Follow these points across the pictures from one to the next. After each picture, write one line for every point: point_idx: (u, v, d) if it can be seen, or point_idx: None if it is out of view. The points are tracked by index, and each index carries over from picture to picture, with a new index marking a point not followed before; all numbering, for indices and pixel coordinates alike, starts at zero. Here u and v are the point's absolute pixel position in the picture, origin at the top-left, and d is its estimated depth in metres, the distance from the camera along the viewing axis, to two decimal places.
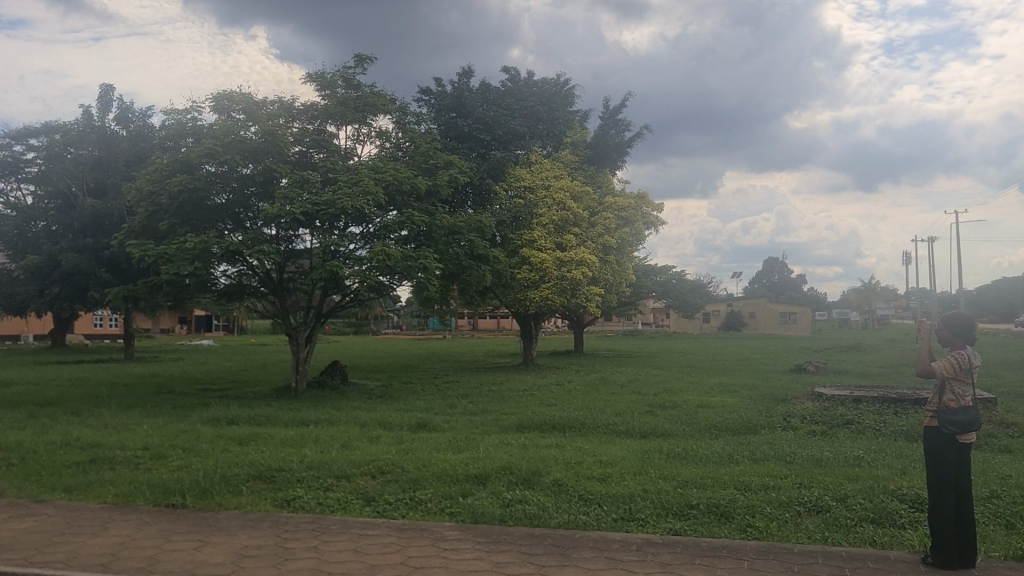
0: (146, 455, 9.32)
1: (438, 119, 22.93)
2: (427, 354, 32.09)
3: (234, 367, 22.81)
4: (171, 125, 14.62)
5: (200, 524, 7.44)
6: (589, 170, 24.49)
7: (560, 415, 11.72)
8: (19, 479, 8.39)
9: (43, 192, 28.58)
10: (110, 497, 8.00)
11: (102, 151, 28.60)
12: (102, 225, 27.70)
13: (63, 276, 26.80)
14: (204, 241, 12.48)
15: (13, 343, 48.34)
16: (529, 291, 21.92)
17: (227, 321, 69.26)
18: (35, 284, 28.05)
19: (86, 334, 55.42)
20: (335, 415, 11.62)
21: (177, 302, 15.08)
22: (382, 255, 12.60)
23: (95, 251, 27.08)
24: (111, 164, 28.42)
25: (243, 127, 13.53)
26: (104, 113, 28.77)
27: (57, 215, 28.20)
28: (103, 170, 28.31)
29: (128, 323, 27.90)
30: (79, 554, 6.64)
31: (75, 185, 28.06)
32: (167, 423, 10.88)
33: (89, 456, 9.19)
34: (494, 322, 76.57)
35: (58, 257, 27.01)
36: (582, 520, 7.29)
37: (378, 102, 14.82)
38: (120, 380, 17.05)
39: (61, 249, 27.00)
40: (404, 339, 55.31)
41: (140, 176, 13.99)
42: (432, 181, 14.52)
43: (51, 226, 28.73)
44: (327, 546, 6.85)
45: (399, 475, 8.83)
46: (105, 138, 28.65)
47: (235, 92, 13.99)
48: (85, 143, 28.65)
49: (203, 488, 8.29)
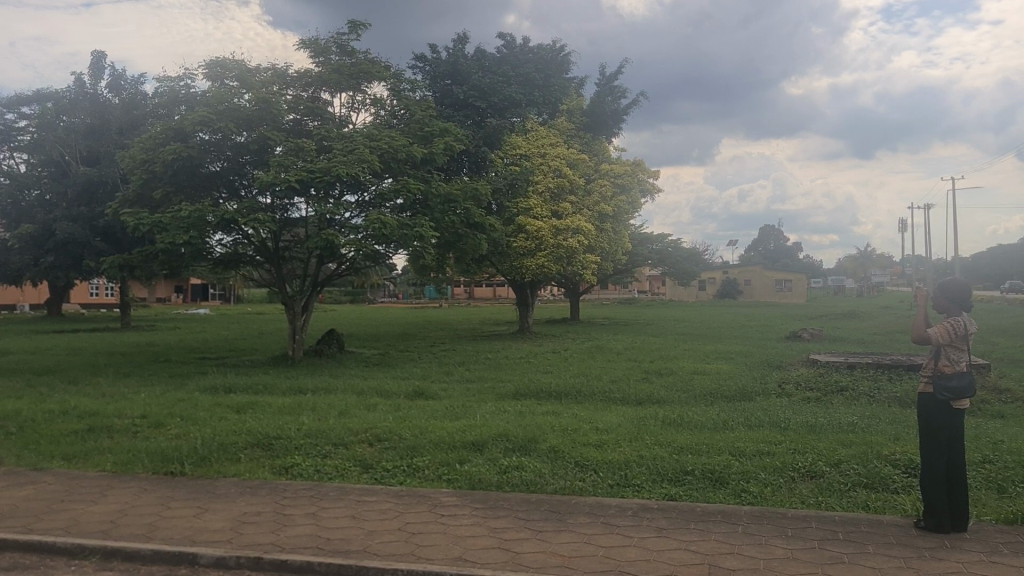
0: (144, 423, 9.36)
1: (432, 86, 22.70)
2: (424, 323, 32.19)
3: (231, 336, 22.85)
4: (164, 93, 14.49)
5: (200, 491, 7.50)
6: (586, 137, 24.36)
7: (556, 382, 11.78)
8: (18, 447, 8.42)
9: (37, 160, 28.39)
10: (109, 465, 8.05)
11: (95, 119, 28.34)
12: (95, 193, 27.64)
13: (58, 245, 26.83)
14: (199, 210, 12.42)
15: (9, 312, 48.37)
16: (525, 259, 21.87)
17: (224, 291, 69.33)
18: (30, 253, 28.04)
19: (82, 304, 55.42)
20: (332, 383, 11.66)
21: (173, 271, 15.06)
22: (378, 224, 12.56)
23: (89, 220, 27.11)
24: (104, 133, 28.25)
25: (237, 94, 13.41)
26: (95, 80, 28.45)
27: (50, 184, 27.97)
28: (96, 138, 28.13)
29: (125, 293, 27.95)
30: (80, 521, 6.70)
31: (68, 153, 27.87)
32: (164, 391, 10.92)
33: (87, 424, 9.23)
34: (491, 290, 76.70)
35: (53, 225, 26.98)
36: (578, 486, 7.36)
37: (373, 69, 14.68)
38: (117, 349, 17.07)
39: (55, 218, 27.00)
40: (400, 307, 55.29)
41: (133, 144, 13.89)
42: (428, 149, 14.45)
43: (45, 194, 28.50)
44: (326, 512, 6.91)
45: (397, 442, 8.88)
46: (98, 106, 28.35)
47: (227, 58, 13.86)
48: (77, 111, 28.39)
49: (201, 456, 8.34)
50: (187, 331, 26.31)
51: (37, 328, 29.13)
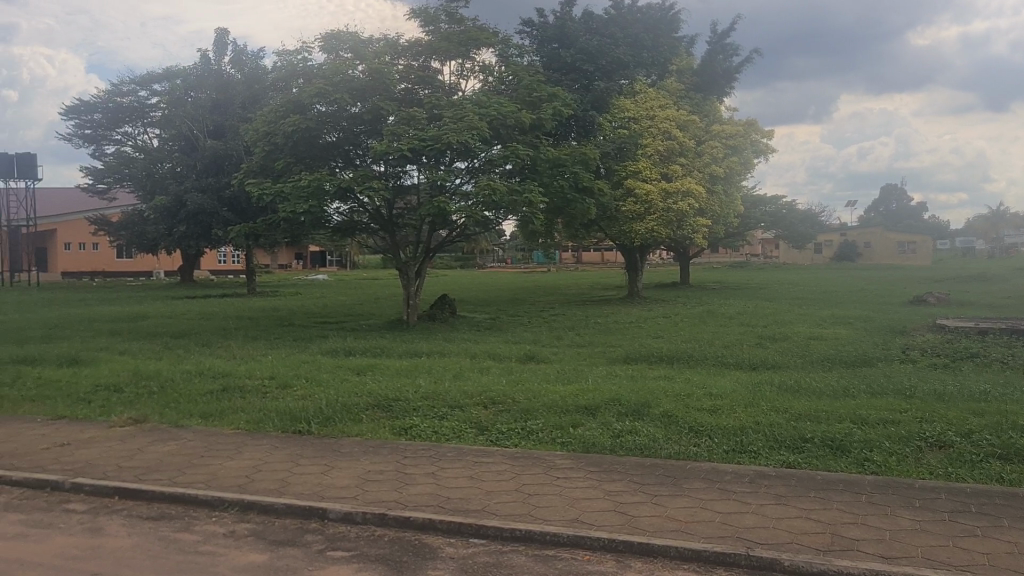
0: (272, 384, 9.87)
1: (539, 51, 22.33)
2: (533, 288, 32.54)
3: (348, 301, 23.72)
4: (282, 67, 14.98)
5: (326, 449, 7.88)
6: (696, 98, 23.83)
7: (667, 347, 11.74)
8: (161, 405, 9.03)
9: (169, 135, 29.93)
10: (242, 424, 8.54)
11: (219, 95, 29.56)
12: (222, 165, 28.53)
13: (189, 215, 28.29)
14: (317, 180, 12.85)
15: (146, 279, 51.76)
16: (635, 224, 21.64)
17: (341, 257, 72.04)
18: (165, 223, 29.59)
19: (212, 271, 58.63)
20: (446, 347, 11.96)
21: (294, 240, 15.67)
22: (488, 190, 12.70)
23: (217, 190, 28.29)
24: (228, 107, 29.39)
25: (350, 66, 13.74)
26: (219, 57, 29.67)
27: (180, 157, 29.29)
28: (221, 113, 29.34)
29: (251, 261, 29.22)
30: (219, 475, 7.16)
31: (196, 128, 29.22)
32: (289, 354, 11.46)
33: (221, 385, 9.80)
34: (598, 255, 76.55)
35: (184, 197, 28.47)
36: (693, 452, 7.35)
37: (482, 36, 14.73)
38: (244, 313, 18.00)
39: (186, 189, 28.47)
40: (508, 272, 55.89)
41: (255, 117, 14.48)
42: (536, 114, 14.43)
43: (176, 167, 29.73)
44: (445, 472, 7.15)
45: (511, 406, 9.06)
46: (222, 81, 29.57)
47: (342, 31, 14.21)
48: (204, 87, 29.88)
49: (326, 417, 8.73)
50: (307, 296, 27.48)
51: (172, 294, 31.09)
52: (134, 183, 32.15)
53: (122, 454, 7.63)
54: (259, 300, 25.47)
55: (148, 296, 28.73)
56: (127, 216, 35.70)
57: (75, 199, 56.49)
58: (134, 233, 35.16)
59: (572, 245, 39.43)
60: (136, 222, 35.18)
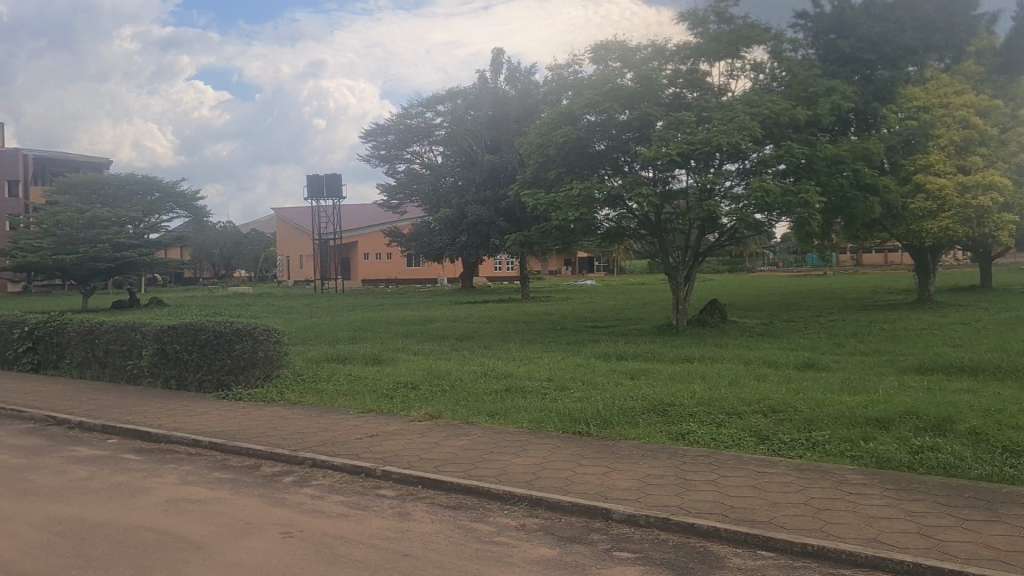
0: (551, 386, 10.27)
1: (817, 44, 21.63)
2: (811, 292, 31.09)
3: (616, 305, 24.16)
4: (554, 80, 15.50)
5: (606, 451, 8.07)
6: (1000, 80, 21.62)
7: (971, 357, 10.65)
8: (452, 402, 9.72)
9: (452, 152, 32.57)
10: (526, 423, 8.97)
11: (496, 111, 31.07)
12: (498, 177, 30.38)
13: (469, 226, 30.69)
14: (587, 188, 13.19)
15: (429, 285, 56.42)
16: (925, 222, 19.90)
17: (605, 263, 73.40)
18: (449, 234, 32.29)
19: (488, 277, 62.41)
20: (719, 352, 11.76)
21: (565, 246, 16.21)
22: (760, 191, 12.29)
23: (494, 202, 30.41)
24: (504, 123, 30.89)
25: (619, 75, 14.02)
26: (495, 75, 31.35)
27: (462, 172, 31.59)
28: (498, 128, 30.90)
29: (524, 267, 30.48)
30: (508, 470, 7.59)
31: (476, 144, 31.23)
32: (564, 357, 11.87)
33: (504, 385, 10.35)
34: (880, 257, 71.15)
35: (464, 209, 30.88)
36: (1010, 475, 6.62)
37: (753, 34, 14.37)
38: (518, 317, 18.94)
39: (467, 202, 30.75)
40: (779, 277, 53.66)
41: (529, 130, 15.20)
42: (812, 110, 13.79)
43: (458, 181, 32.32)
44: (727, 481, 7.03)
45: (793, 415, 8.70)
46: (497, 98, 31.17)
47: (609, 41, 14.49)
48: (482, 105, 31.47)
49: (605, 419, 8.93)
50: (577, 301, 28.37)
51: (453, 299, 33.67)
52: (422, 198, 35.12)
53: (423, 446, 8.33)
54: (533, 304, 26.69)
55: (432, 301, 31.17)
56: (416, 227, 39.06)
57: (369, 214, 62.48)
58: (421, 243, 38.62)
59: (851, 247, 36.93)
60: (423, 233, 38.67)
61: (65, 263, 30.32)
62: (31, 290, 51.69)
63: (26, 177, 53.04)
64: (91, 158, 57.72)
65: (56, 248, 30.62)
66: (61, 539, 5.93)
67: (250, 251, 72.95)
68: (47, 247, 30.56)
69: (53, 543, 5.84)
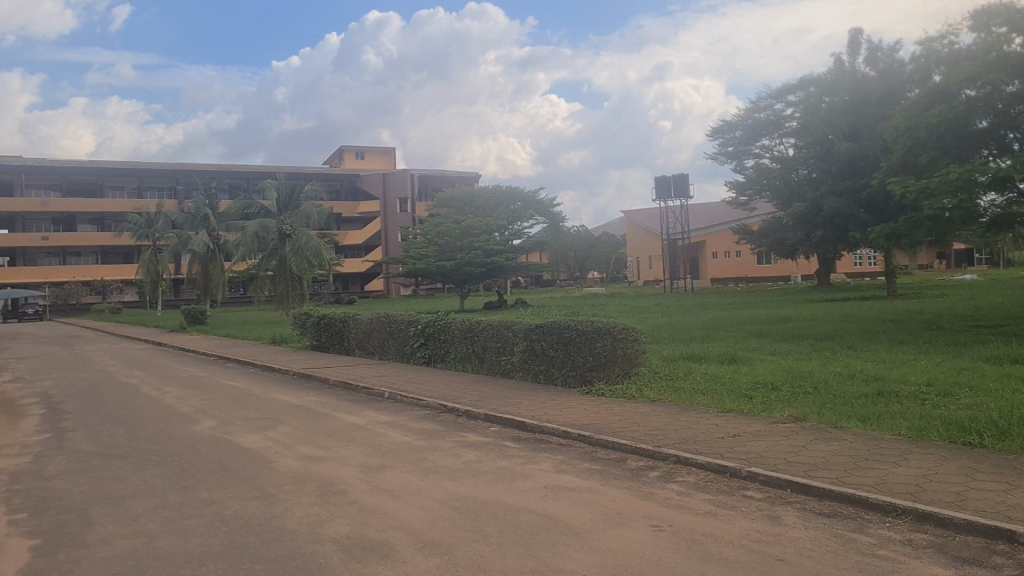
0: (931, 391, 9.36)
1: None
2: None
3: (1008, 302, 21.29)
4: (927, 58, 15.42)
5: (1006, 466, 7.12)
6: None
7: None
8: (818, 405, 9.27)
9: (803, 144, 30.97)
10: (904, 430, 8.26)
11: (854, 97, 29.42)
12: (857, 166, 28.81)
13: (825, 220, 29.24)
14: (968, 171, 12.25)
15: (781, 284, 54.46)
16: None
17: (991, 255, 64.63)
18: (804, 230, 31.27)
19: (846, 274, 58.41)
20: None
21: (940, 238, 14.90)
22: None
23: (853, 194, 28.76)
24: (864, 108, 29.02)
25: (1005, 41, 13.37)
26: (853, 58, 29.66)
27: (816, 163, 29.93)
28: (857, 114, 29.04)
29: (891, 261, 28.18)
30: (887, 480, 7.01)
31: (831, 133, 29.81)
32: (944, 360, 10.74)
33: (875, 389, 9.65)
34: None
35: (820, 202, 29.37)
36: None
37: None
38: (886, 316, 17.48)
39: (824, 194, 29.19)
40: None
41: (897, 115, 14.86)
42: None
43: (812, 173, 30.87)
44: None
45: None
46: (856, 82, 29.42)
47: (993, 5, 14.02)
48: (838, 90, 30.12)
49: (1003, 430, 7.91)
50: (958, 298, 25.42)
51: (809, 296, 32.18)
52: (774, 193, 34.03)
53: (789, 449, 8.00)
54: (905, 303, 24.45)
55: (787, 299, 29.91)
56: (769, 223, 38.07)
57: (717, 216, 61.95)
58: (776, 238, 38.08)
59: None
60: (778, 229, 37.99)
61: (446, 269, 33.94)
62: (418, 293, 59.21)
63: (413, 195, 61.02)
64: (463, 174, 64.58)
65: (439, 257, 34.58)
66: (460, 515, 6.64)
67: (603, 254, 76.35)
68: (432, 256, 34.70)
69: (453, 518, 6.56)
